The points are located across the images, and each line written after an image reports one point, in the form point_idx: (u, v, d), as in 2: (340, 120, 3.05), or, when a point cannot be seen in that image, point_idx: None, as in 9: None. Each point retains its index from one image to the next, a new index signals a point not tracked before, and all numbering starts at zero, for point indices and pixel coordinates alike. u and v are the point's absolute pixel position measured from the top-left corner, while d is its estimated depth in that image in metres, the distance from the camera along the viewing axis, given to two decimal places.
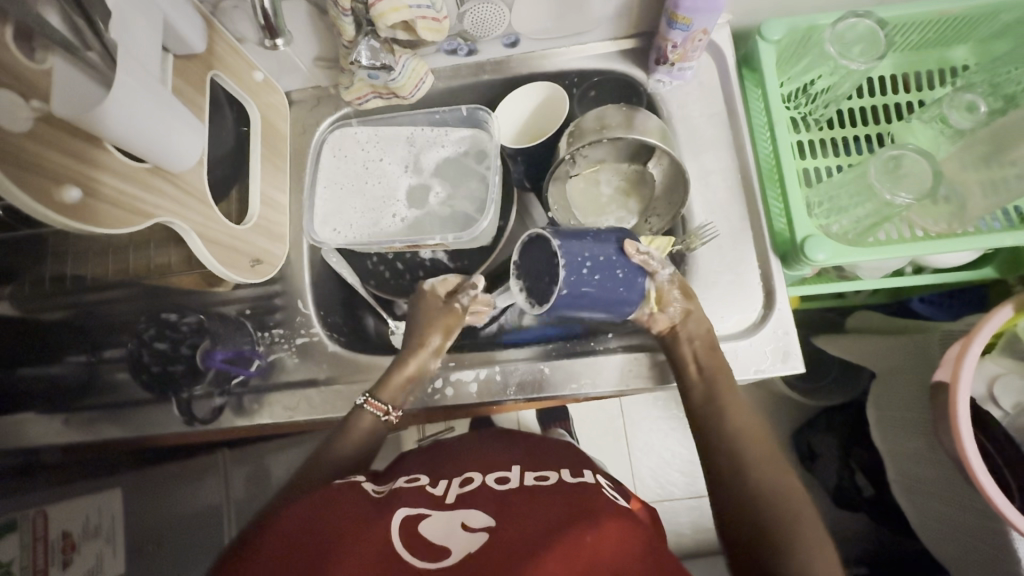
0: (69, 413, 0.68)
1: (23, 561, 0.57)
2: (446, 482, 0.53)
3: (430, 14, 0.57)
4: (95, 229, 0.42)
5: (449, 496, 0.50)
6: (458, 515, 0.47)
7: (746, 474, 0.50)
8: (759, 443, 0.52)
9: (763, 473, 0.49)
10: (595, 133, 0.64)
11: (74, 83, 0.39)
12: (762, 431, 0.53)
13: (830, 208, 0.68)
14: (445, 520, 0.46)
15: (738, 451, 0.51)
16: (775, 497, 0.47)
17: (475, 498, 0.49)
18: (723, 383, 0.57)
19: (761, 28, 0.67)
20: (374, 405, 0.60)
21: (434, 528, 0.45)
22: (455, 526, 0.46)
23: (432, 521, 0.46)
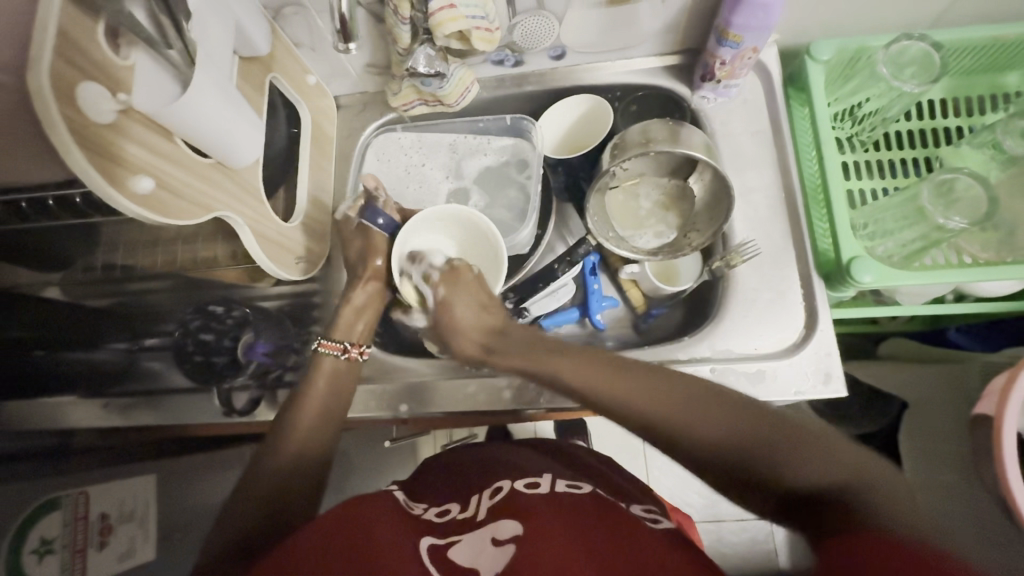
0: (106, 398, 0.72)
1: (65, 539, 0.57)
2: (474, 502, 0.53)
3: (484, 25, 0.58)
4: (162, 219, 0.43)
5: (479, 513, 0.51)
6: (488, 530, 0.47)
7: (699, 439, 0.41)
8: (654, 382, 0.44)
9: (712, 423, 0.41)
10: (640, 146, 0.64)
11: (150, 78, 0.42)
12: (698, 406, 0.42)
13: (875, 230, 0.67)
14: (475, 541, 0.47)
15: (684, 436, 0.42)
16: (739, 429, 0.40)
17: (505, 506, 0.50)
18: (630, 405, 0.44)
19: (810, 47, 0.67)
20: (328, 346, 0.63)
21: (465, 553, 0.46)
22: (485, 544, 0.46)
23: (462, 545, 0.47)
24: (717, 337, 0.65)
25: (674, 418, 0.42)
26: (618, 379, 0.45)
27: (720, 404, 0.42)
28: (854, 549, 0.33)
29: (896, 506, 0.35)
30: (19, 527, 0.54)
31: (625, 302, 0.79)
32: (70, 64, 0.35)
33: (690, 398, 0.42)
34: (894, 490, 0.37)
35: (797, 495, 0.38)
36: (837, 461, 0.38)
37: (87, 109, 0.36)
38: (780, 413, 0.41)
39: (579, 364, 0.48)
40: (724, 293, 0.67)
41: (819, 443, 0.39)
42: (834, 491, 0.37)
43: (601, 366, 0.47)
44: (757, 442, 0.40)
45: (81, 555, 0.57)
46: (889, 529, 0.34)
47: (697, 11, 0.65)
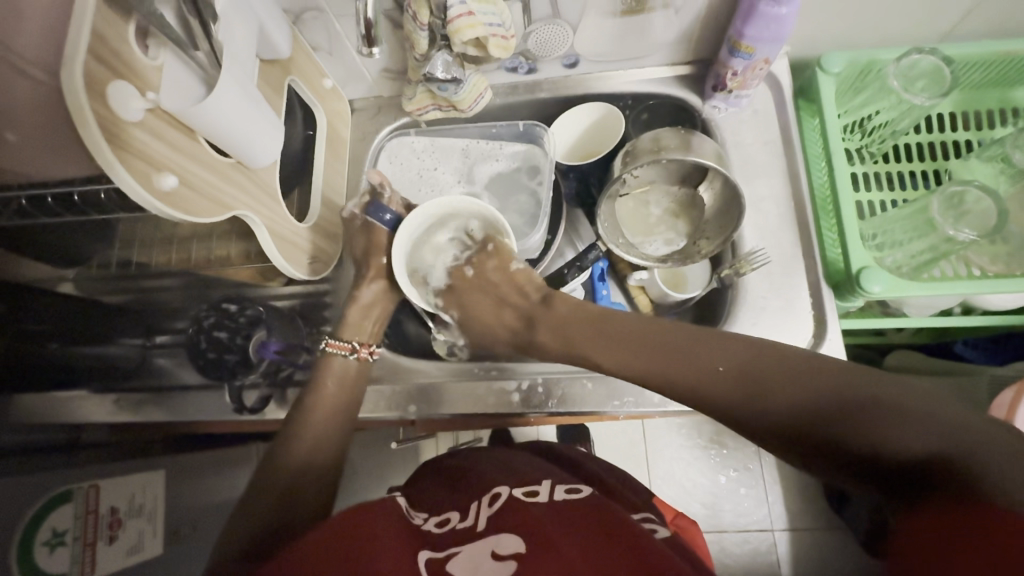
0: (118, 394, 0.72)
1: (76, 531, 0.57)
2: (473, 511, 0.52)
3: (499, 32, 0.59)
4: (184, 216, 0.44)
5: (480, 524, 0.50)
6: (488, 544, 0.46)
7: (768, 415, 0.43)
8: (719, 361, 0.46)
9: (784, 399, 0.42)
10: (651, 154, 0.65)
11: (176, 78, 0.43)
12: (770, 371, 0.44)
13: (883, 241, 0.67)
14: (473, 555, 0.45)
15: (762, 413, 0.43)
16: (824, 402, 0.41)
17: (504, 521, 0.49)
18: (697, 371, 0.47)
19: (821, 59, 0.67)
20: (337, 345, 0.64)
21: (462, 567, 0.44)
22: (486, 555, 0.45)
23: (458, 559, 0.45)
24: None
25: (738, 392, 0.44)
26: (682, 360, 0.48)
27: (800, 380, 0.42)
28: (953, 532, 0.33)
29: (1007, 475, 0.33)
30: (31, 521, 0.54)
31: (632, 308, 0.79)
32: (102, 62, 0.36)
33: (769, 376, 0.44)
34: (1014, 454, 0.33)
35: (891, 468, 0.37)
36: (941, 428, 0.36)
37: (117, 106, 0.37)
38: (870, 383, 0.40)
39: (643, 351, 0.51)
40: (733, 301, 0.67)
41: (917, 413, 0.37)
42: (929, 464, 0.36)
43: (657, 352, 0.50)
44: (837, 418, 0.40)
45: (91, 547, 0.58)
46: (992, 496, 0.32)
47: (710, 22, 0.66)
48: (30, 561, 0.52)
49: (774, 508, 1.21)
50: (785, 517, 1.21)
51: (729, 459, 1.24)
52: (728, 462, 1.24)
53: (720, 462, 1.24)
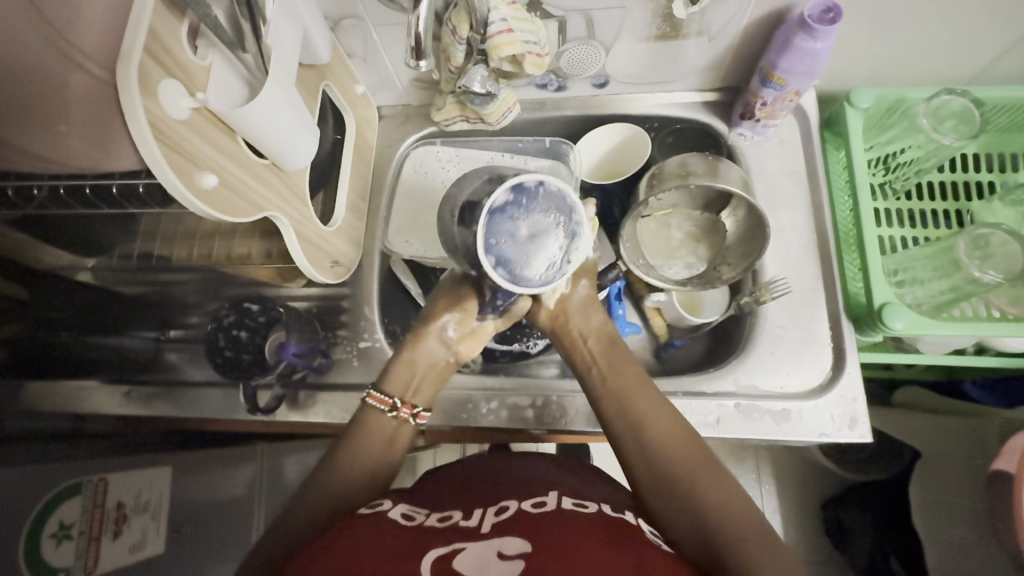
0: (129, 386, 0.71)
1: (82, 525, 0.57)
2: (479, 514, 0.52)
3: (536, 50, 0.60)
4: (219, 216, 0.44)
5: (484, 526, 0.49)
6: (493, 544, 0.46)
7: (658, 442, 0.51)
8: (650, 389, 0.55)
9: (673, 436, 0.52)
10: (679, 178, 0.65)
11: (222, 79, 0.43)
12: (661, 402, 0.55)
13: (904, 278, 0.67)
14: (480, 552, 0.45)
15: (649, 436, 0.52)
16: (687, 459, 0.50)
17: (510, 524, 0.48)
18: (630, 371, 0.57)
19: (851, 94, 0.68)
20: (377, 398, 0.57)
21: (469, 561, 0.44)
22: (490, 557, 0.44)
23: (465, 554, 0.45)
24: (742, 372, 0.65)
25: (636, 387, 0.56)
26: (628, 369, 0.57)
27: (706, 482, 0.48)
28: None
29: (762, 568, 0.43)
30: (42, 512, 0.54)
31: (647, 329, 0.79)
32: (154, 61, 0.37)
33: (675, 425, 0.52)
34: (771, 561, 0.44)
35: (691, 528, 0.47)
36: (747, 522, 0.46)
37: (166, 105, 0.38)
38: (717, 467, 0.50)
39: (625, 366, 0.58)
40: (752, 329, 0.67)
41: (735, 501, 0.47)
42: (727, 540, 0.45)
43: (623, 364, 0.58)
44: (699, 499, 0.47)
45: (95, 542, 0.57)
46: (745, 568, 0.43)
47: (741, 51, 0.67)
48: (36, 554, 0.52)
49: None
50: None
51: None
52: None
53: None
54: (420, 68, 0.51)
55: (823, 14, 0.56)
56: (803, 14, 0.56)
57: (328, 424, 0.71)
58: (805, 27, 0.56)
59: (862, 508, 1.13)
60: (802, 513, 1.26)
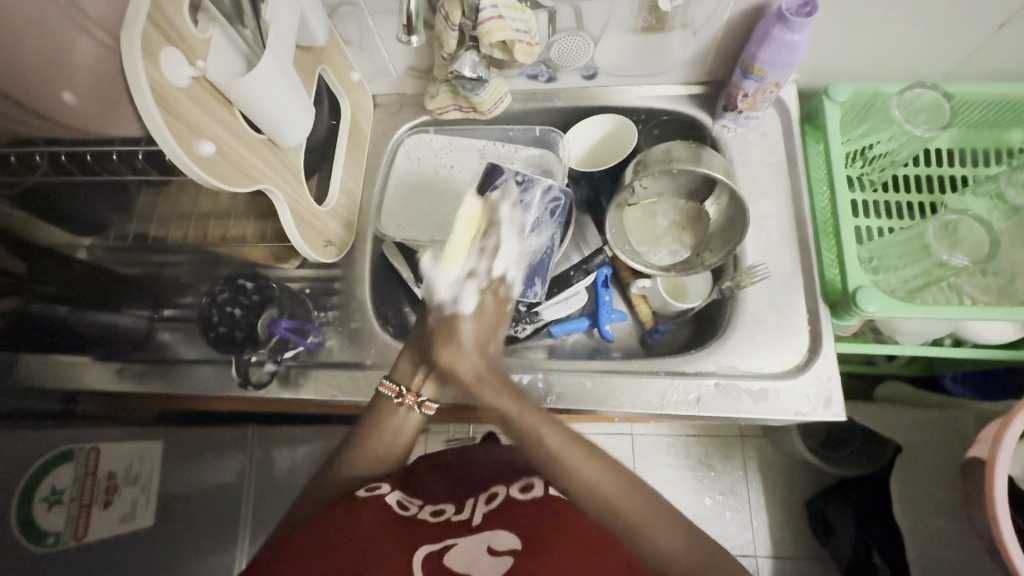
0: (122, 363, 0.72)
1: (72, 492, 0.58)
2: (471, 507, 0.53)
3: (525, 38, 0.62)
4: (216, 184, 0.45)
5: (476, 517, 0.50)
6: (483, 539, 0.47)
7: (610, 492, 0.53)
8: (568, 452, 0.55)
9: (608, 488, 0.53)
10: (662, 164, 0.68)
11: (222, 51, 0.45)
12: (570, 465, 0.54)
13: (878, 265, 0.70)
14: (471, 545, 0.47)
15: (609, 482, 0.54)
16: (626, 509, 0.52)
17: (502, 518, 0.49)
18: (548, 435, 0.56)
19: (829, 88, 0.71)
20: (387, 386, 0.60)
21: (461, 558, 0.45)
22: (482, 551, 0.46)
23: (457, 549, 0.46)
24: (722, 353, 0.67)
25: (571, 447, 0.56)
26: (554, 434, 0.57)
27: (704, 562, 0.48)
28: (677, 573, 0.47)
29: None
30: (32, 478, 0.55)
31: (632, 316, 0.81)
32: (157, 29, 0.38)
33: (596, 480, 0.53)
34: None
35: None
36: None
37: (167, 72, 0.39)
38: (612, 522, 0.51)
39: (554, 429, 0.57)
40: (733, 313, 0.69)
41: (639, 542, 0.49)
42: None
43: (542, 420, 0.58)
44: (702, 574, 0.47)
45: (86, 509, 0.58)
46: None
47: (723, 45, 0.70)
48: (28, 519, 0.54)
49: (758, 534, 1.26)
50: (768, 543, 1.25)
51: (715, 482, 1.31)
52: (714, 486, 1.30)
53: (708, 484, 1.30)
54: (412, 45, 0.53)
55: (802, 7, 0.58)
56: (781, 7, 0.58)
57: (319, 402, 0.72)
58: (783, 19, 0.58)
59: (844, 501, 1.15)
60: (786, 508, 1.27)
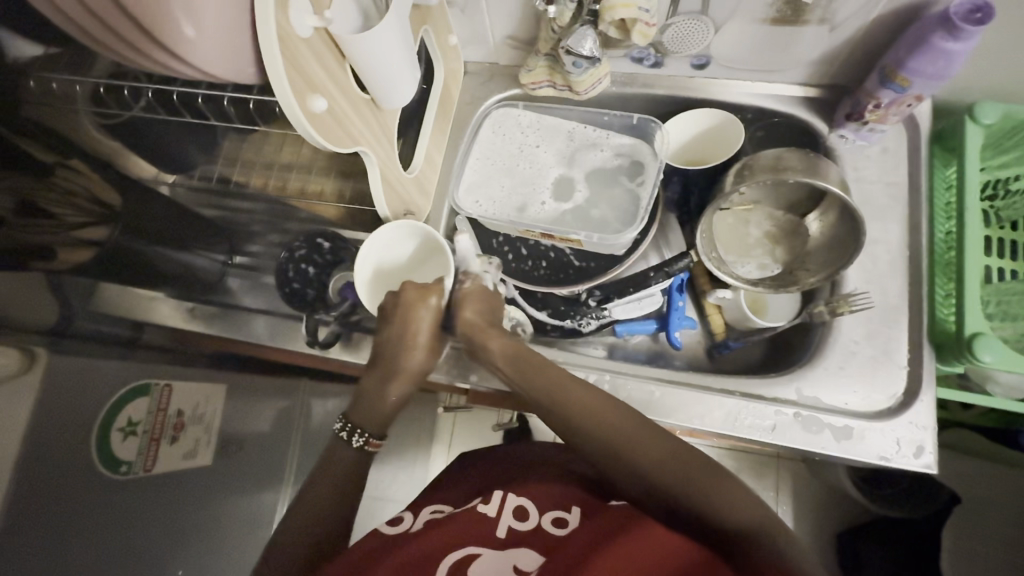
0: (194, 303, 0.74)
1: (147, 425, 0.60)
2: (497, 501, 0.57)
3: (645, 19, 0.57)
4: (321, 142, 0.44)
5: (500, 530, 0.53)
6: (508, 557, 0.49)
7: (608, 438, 0.50)
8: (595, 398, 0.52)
9: (615, 429, 0.50)
10: (771, 172, 0.63)
11: (343, 3, 0.43)
12: (602, 406, 0.52)
13: (999, 311, 0.64)
14: (496, 560, 0.49)
15: (586, 434, 0.51)
16: (624, 466, 0.49)
17: (525, 539, 0.52)
18: (544, 371, 0.55)
19: (973, 108, 0.63)
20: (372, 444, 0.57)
21: (486, 569, 0.48)
22: (506, 568, 0.48)
23: (483, 560, 0.48)
24: (804, 381, 0.63)
25: (572, 396, 0.52)
26: (555, 391, 0.54)
27: (649, 442, 0.49)
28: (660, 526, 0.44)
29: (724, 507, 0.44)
30: (113, 406, 0.57)
31: (703, 326, 0.77)
32: None
33: (612, 435, 0.50)
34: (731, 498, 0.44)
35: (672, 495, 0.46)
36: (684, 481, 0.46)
37: (293, 18, 0.37)
38: (617, 453, 0.49)
39: (577, 392, 0.53)
40: (823, 340, 0.65)
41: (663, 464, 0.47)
42: (716, 513, 0.43)
43: (540, 381, 0.55)
44: (626, 441, 0.49)
45: (156, 442, 0.60)
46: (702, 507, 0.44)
47: (859, 47, 0.63)
48: (106, 446, 0.55)
49: None
50: None
51: None
52: None
53: None
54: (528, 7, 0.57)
55: (970, 13, 0.51)
56: (948, 10, 0.51)
57: None
58: (947, 25, 0.52)
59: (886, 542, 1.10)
60: (818, 540, 1.22)
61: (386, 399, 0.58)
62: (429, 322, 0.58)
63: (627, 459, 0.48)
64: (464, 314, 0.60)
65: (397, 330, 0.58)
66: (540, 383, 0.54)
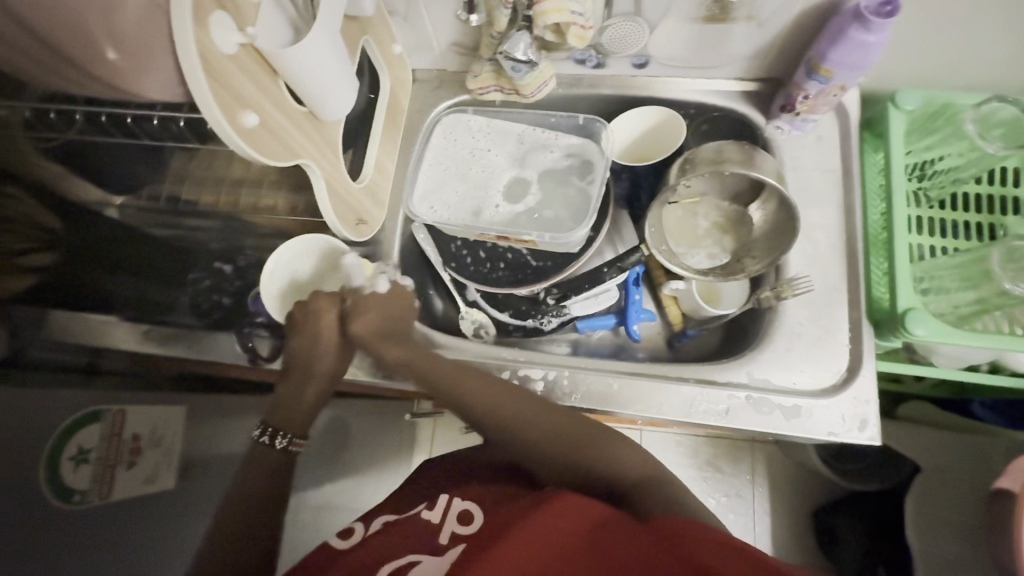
0: (149, 325, 0.71)
1: (99, 451, 0.58)
2: (443, 506, 0.57)
3: (580, 21, 0.58)
4: (257, 157, 0.44)
5: (444, 537, 0.52)
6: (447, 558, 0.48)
7: (511, 425, 0.56)
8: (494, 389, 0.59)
9: (515, 414, 0.57)
10: (712, 164, 0.65)
11: (270, 19, 0.43)
12: (502, 396, 0.58)
13: (930, 286, 0.67)
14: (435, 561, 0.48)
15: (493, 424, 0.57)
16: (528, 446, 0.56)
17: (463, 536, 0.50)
18: (451, 368, 0.61)
19: (895, 95, 0.67)
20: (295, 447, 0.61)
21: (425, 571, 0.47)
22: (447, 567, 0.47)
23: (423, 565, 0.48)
24: (755, 365, 0.65)
25: (476, 393, 0.58)
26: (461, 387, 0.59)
27: (546, 419, 0.56)
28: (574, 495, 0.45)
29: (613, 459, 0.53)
30: (63, 433, 0.55)
31: (661, 317, 0.79)
32: None
33: (512, 420, 0.56)
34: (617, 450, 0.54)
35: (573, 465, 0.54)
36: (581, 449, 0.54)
37: (215, 36, 0.38)
38: (521, 437, 0.56)
39: (481, 386, 0.59)
40: (770, 324, 0.67)
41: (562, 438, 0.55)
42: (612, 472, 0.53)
43: (447, 379, 0.60)
44: (527, 427, 0.56)
45: (111, 469, 0.59)
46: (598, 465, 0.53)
47: (787, 41, 0.66)
48: (55, 473, 0.54)
49: (760, 539, 1.24)
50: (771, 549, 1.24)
51: (722, 484, 1.29)
52: (720, 487, 1.29)
53: (716, 486, 1.29)
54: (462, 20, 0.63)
55: (881, 6, 0.54)
56: (859, 4, 0.54)
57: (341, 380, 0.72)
58: (860, 18, 0.54)
59: (855, 516, 1.14)
60: (794, 517, 1.26)
61: (304, 398, 0.61)
62: (336, 327, 0.61)
63: (531, 440, 0.55)
64: (362, 325, 0.61)
65: (305, 339, 0.60)
66: (444, 382, 0.60)
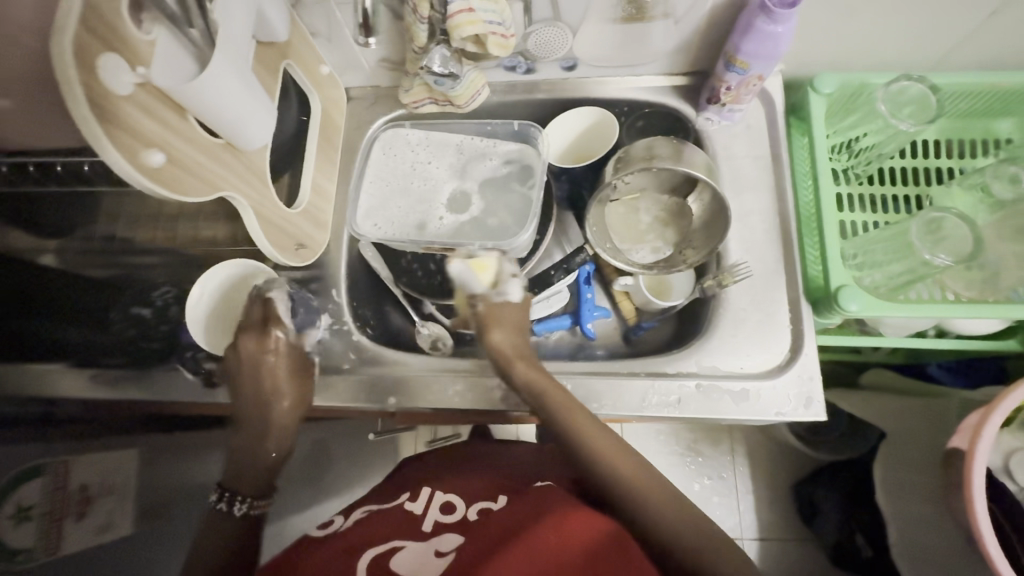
0: (95, 369, 0.66)
1: (44, 506, 0.58)
2: (425, 499, 0.66)
3: (499, 31, 0.59)
4: (169, 195, 0.43)
5: (426, 526, 0.61)
6: (430, 545, 0.57)
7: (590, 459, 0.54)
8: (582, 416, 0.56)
9: (599, 449, 0.54)
10: (644, 161, 0.66)
11: (170, 55, 0.43)
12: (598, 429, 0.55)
13: (863, 261, 0.69)
14: (419, 551, 0.56)
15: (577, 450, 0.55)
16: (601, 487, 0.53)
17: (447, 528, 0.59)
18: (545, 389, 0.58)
19: (814, 80, 0.69)
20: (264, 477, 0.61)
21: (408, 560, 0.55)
22: (429, 555, 0.55)
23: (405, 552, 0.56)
24: (705, 353, 0.67)
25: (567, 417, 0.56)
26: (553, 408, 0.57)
27: (629, 473, 0.52)
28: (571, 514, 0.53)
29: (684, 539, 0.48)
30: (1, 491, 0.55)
31: (615, 313, 0.81)
32: (94, 35, 0.36)
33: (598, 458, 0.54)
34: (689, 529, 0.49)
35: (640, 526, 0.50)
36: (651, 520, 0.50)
37: (107, 79, 0.37)
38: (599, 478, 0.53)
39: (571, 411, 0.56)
40: (715, 311, 0.68)
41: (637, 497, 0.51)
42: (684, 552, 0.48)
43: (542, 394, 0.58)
44: (606, 468, 0.53)
45: (57, 524, 0.59)
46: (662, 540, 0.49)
47: (706, 35, 0.67)
48: None
49: (744, 517, 1.26)
50: (755, 527, 1.26)
51: (703, 467, 1.31)
52: (702, 470, 1.31)
53: (698, 470, 1.31)
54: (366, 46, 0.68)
55: None
56: None
57: None
58: (765, 10, 0.56)
59: (830, 485, 1.17)
60: (775, 494, 1.28)
61: (267, 441, 0.63)
62: (282, 362, 0.64)
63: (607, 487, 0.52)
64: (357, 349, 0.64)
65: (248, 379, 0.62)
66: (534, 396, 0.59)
